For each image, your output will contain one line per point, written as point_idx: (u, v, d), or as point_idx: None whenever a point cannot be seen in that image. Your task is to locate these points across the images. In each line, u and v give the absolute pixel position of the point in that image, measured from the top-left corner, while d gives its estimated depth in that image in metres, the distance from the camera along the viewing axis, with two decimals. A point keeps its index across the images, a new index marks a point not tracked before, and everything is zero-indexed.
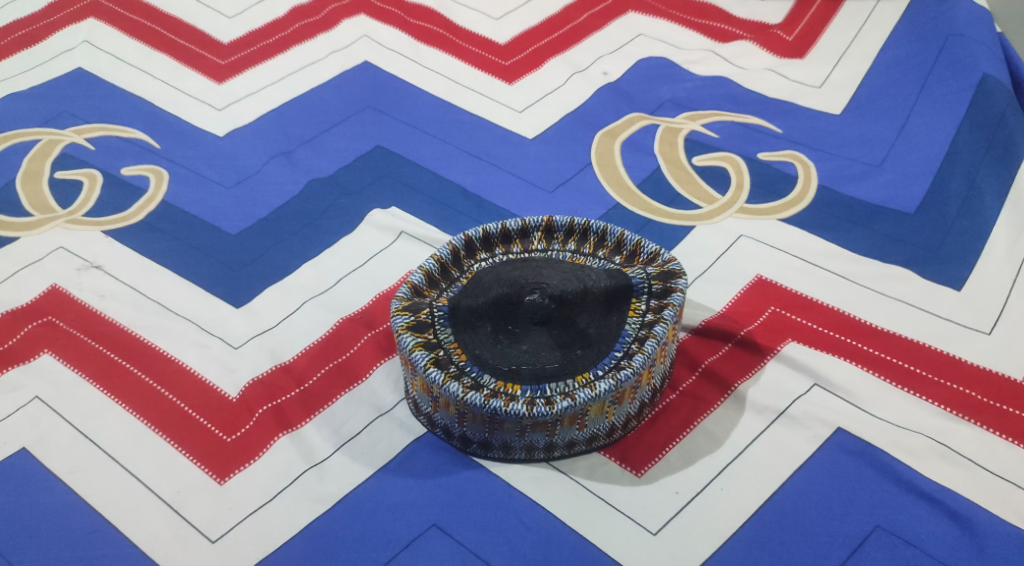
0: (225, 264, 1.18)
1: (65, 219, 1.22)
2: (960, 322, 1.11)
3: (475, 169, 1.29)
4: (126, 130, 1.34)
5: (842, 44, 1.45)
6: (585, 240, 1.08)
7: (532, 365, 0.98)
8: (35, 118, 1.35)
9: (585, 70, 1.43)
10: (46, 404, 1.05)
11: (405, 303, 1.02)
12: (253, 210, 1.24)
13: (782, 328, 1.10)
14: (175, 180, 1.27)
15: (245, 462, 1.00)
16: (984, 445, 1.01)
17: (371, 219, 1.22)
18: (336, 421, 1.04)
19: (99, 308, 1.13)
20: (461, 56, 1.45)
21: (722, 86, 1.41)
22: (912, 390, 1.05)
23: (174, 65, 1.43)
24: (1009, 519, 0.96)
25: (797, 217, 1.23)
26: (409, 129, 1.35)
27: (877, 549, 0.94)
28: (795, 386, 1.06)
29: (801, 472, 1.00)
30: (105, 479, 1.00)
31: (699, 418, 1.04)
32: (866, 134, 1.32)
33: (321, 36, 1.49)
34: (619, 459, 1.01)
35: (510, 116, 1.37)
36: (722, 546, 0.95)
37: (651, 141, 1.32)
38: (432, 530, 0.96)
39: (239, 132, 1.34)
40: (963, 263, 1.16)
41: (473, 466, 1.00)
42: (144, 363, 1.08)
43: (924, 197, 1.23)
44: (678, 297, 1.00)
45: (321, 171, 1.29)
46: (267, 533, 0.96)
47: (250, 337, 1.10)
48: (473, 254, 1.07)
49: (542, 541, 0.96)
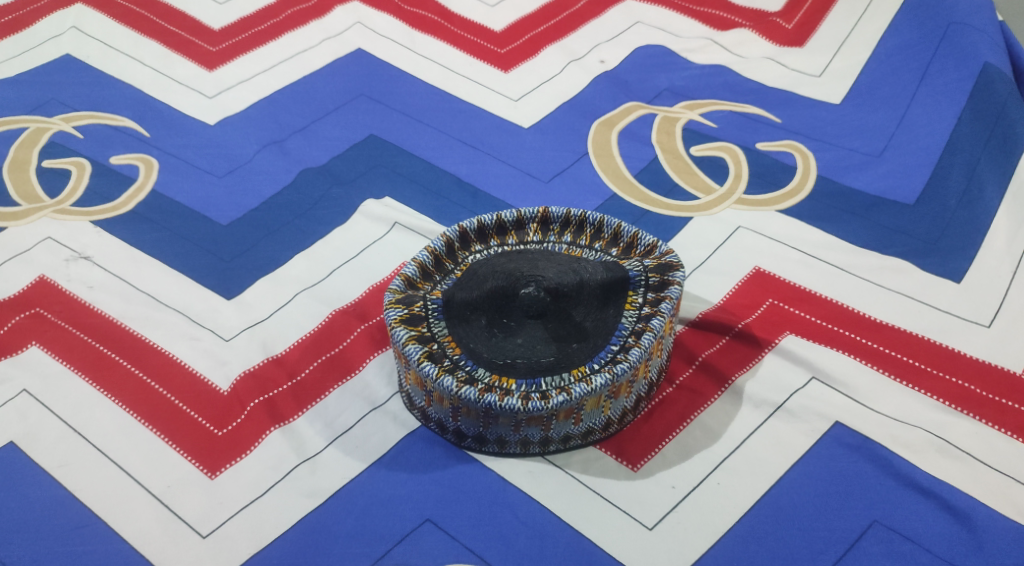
0: (216, 255, 1.16)
1: (53, 208, 1.21)
2: (959, 314, 1.10)
3: (470, 159, 1.28)
4: (115, 118, 1.32)
5: (842, 32, 1.43)
6: (581, 231, 1.07)
7: (527, 359, 0.97)
8: (23, 106, 1.33)
9: (582, 58, 1.42)
10: (34, 397, 1.04)
11: (399, 296, 1.00)
12: (245, 199, 1.22)
13: (780, 321, 1.09)
14: (165, 170, 1.26)
15: (237, 456, 0.99)
16: (983, 439, 1.00)
17: (365, 209, 1.21)
18: (329, 415, 1.02)
19: (88, 299, 1.12)
20: (455, 43, 1.43)
21: (720, 75, 1.39)
22: (910, 384, 1.04)
23: (164, 52, 1.41)
24: (1008, 514, 0.95)
25: (796, 208, 1.21)
26: (403, 118, 1.33)
27: (874, 544, 0.94)
28: (793, 379, 1.05)
29: (798, 466, 0.99)
30: (94, 473, 0.99)
31: (696, 411, 1.02)
32: (865, 124, 1.31)
33: (313, 23, 1.47)
34: (615, 454, 1.00)
35: (505, 104, 1.35)
36: (718, 541, 0.94)
37: (648, 130, 1.31)
38: (426, 525, 0.95)
39: (230, 121, 1.33)
40: (963, 255, 1.15)
41: (467, 460, 0.99)
42: (134, 356, 1.07)
43: (923, 188, 1.22)
44: (675, 289, 0.99)
45: (313, 160, 1.27)
46: (259, 528, 0.95)
47: (242, 329, 1.09)
48: (468, 246, 1.06)
49: (537, 536, 0.95)
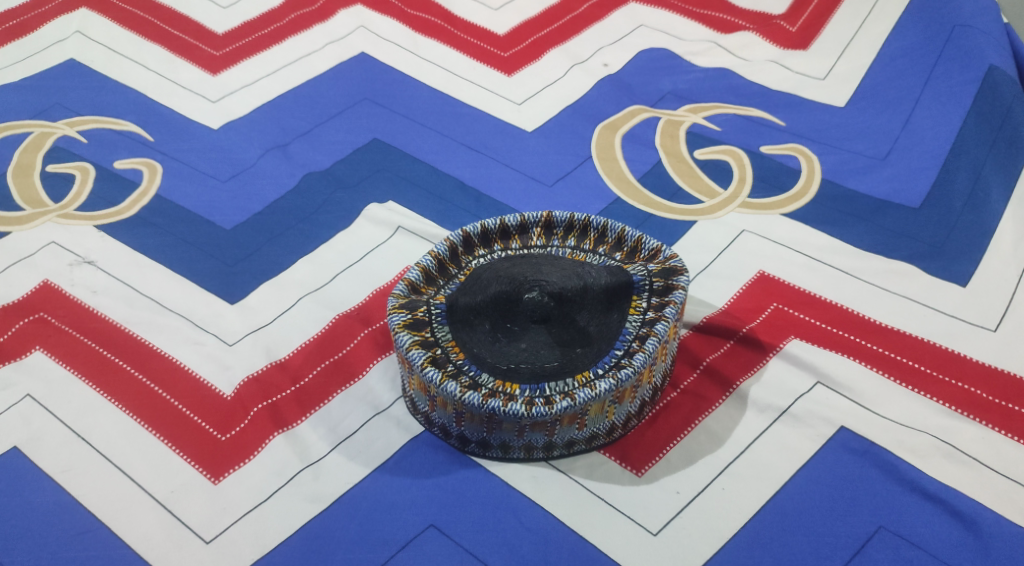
0: (220, 259, 1.16)
1: (56, 213, 1.21)
2: (965, 318, 1.10)
3: (474, 163, 1.27)
4: (119, 122, 1.32)
5: (846, 34, 1.42)
6: (585, 235, 1.07)
7: (531, 364, 0.97)
8: (27, 110, 1.34)
9: (586, 61, 1.41)
10: (38, 402, 1.04)
11: (402, 301, 1.00)
12: (248, 204, 1.22)
13: (784, 325, 1.09)
14: (168, 174, 1.26)
15: (241, 461, 0.99)
16: (990, 444, 1.00)
17: (369, 213, 1.21)
18: (333, 420, 1.02)
19: (92, 304, 1.12)
20: (458, 47, 1.43)
21: (724, 78, 1.39)
22: (915, 388, 1.04)
23: (168, 56, 1.41)
24: (1015, 520, 0.95)
25: (801, 212, 1.21)
26: (406, 122, 1.33)
27: (880, 550, 0.93)
28: (797, 384, 1.04)
29: (803, 471, 0.98)
30: (98, 478, 0.99)
31: (699, 416, 1.02)
32: (870, 127, 1.30)
33: (317, 27, 1.47)
34: (619, 459, 0.99)
35: (508, 108, 1.35)
36: (723, 547, 0.94)
37: (652, 134, 1.30)
38: (430, 531, 0.95)
39: (234, 125, 1.33)
40: (968, 258, 1.15)
41: (471, 465, 0.99)
42: (138, 361, 1.07)
43: (928, 191, 1.21)
44: (679, 294, 0.99)
45: (317, 164, 1.27)
46: (262, 533, 0.95)
47: (245, 334, 1.09)
48: (471, 250, 1.06)
49: (540, 542, 0.94)
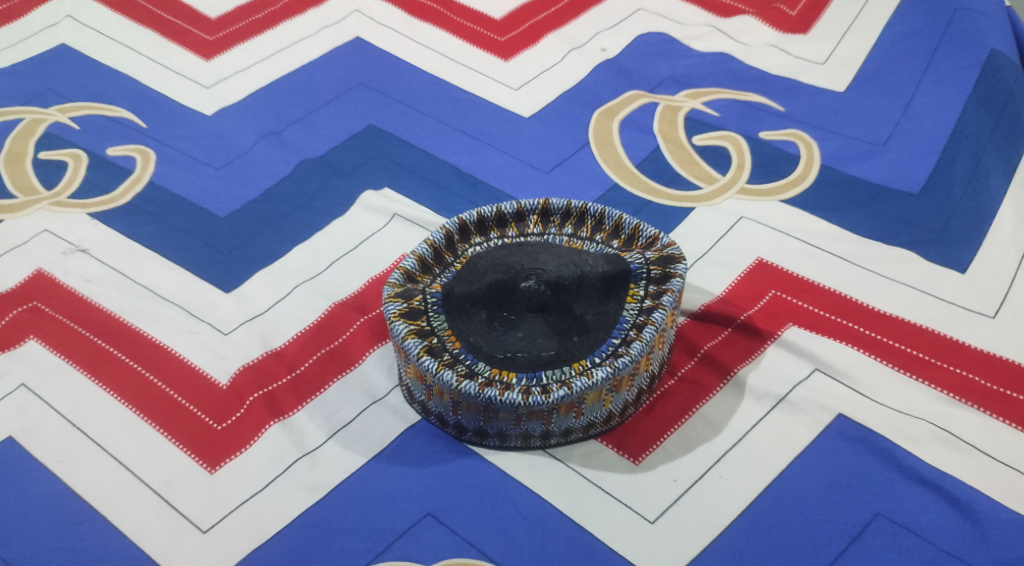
0: (214, 247, 1.15)
1: (49, 200, 1.20)
2: (964, 305, 1.09)
3: (471, 150, 1.26)
4: (112, 109, 1.31)
5: (845, 18, 1.41)
6: (582, 223, 1.06)
7: (528, 352, 0.96)
8: (18, 97, 1.32)
9: (583, 46, 1.40)
10: (32, 392, 1.03)
11: (398, 290, 1.00)
12: (243, 191, 1.21)
13: (782, 312, 1.08)
14: (162, 161, 1.25)
15: (236, 451, 0.99)
16: (988, 431, 0.99)
17: (364, 201, 1.20)
18: (329, 408, 1.02)
19: (85, 293, 1.11)
20: (454, 32, 1.42)
21: (722, 63, 1.38)
22: (914, 375, 1.03)
23: (161, 41, 1.40)
24: (1012, 507, 0.95)
25: (799, 199, 1.20)
26: (403, 108, 1.32)
27: (877, 537, 0.93)
28: (796, 371, 1.04)
29: (801, 458, 0.98)
30: (93, 467, 0.98)
31: (697, 404, 1.02)
32: (869, 112, 1.29)
33: (311, 12, 1.45)
34: (617, 447, 0.99)
35: (505, 93, 1.34)
36: (720, 534, 0.93)
37: (650, 120, 1.29)
38: (427, 519, 0.95)
39: (228, 111, 1.31)
40: (967, 245, 1.14)
41: (468, 453, 0.99)
42: (133, 350, 1.06)
43: (927, 177, 1.21)
44: (677, 282, 0.98)
45: (312, 151, 1.26)
46: (258, 522, 0.95)
47: (240, 323, 1.08)
48: (468, 238, 1.05)
49: (538, 530, 0.94)
